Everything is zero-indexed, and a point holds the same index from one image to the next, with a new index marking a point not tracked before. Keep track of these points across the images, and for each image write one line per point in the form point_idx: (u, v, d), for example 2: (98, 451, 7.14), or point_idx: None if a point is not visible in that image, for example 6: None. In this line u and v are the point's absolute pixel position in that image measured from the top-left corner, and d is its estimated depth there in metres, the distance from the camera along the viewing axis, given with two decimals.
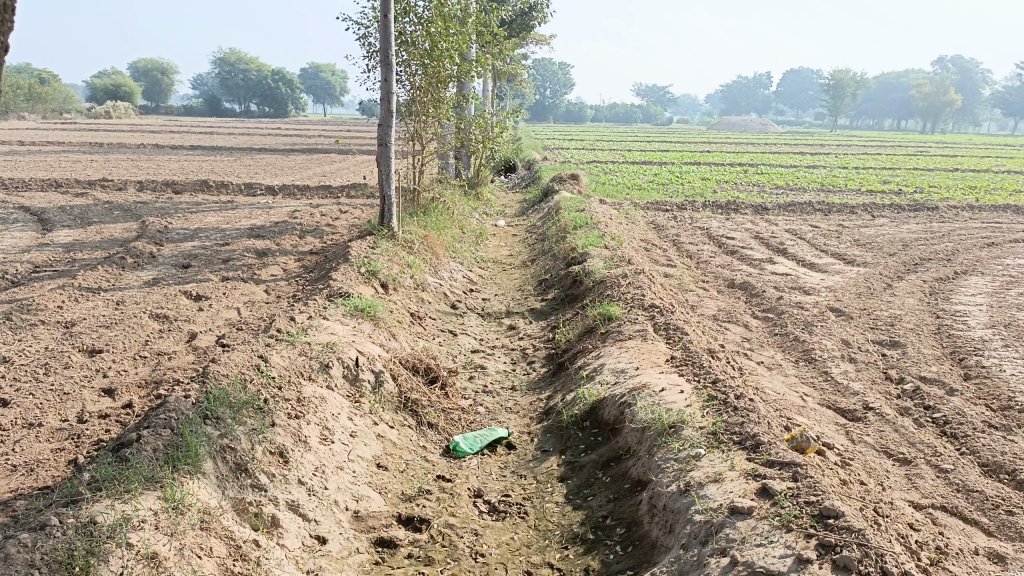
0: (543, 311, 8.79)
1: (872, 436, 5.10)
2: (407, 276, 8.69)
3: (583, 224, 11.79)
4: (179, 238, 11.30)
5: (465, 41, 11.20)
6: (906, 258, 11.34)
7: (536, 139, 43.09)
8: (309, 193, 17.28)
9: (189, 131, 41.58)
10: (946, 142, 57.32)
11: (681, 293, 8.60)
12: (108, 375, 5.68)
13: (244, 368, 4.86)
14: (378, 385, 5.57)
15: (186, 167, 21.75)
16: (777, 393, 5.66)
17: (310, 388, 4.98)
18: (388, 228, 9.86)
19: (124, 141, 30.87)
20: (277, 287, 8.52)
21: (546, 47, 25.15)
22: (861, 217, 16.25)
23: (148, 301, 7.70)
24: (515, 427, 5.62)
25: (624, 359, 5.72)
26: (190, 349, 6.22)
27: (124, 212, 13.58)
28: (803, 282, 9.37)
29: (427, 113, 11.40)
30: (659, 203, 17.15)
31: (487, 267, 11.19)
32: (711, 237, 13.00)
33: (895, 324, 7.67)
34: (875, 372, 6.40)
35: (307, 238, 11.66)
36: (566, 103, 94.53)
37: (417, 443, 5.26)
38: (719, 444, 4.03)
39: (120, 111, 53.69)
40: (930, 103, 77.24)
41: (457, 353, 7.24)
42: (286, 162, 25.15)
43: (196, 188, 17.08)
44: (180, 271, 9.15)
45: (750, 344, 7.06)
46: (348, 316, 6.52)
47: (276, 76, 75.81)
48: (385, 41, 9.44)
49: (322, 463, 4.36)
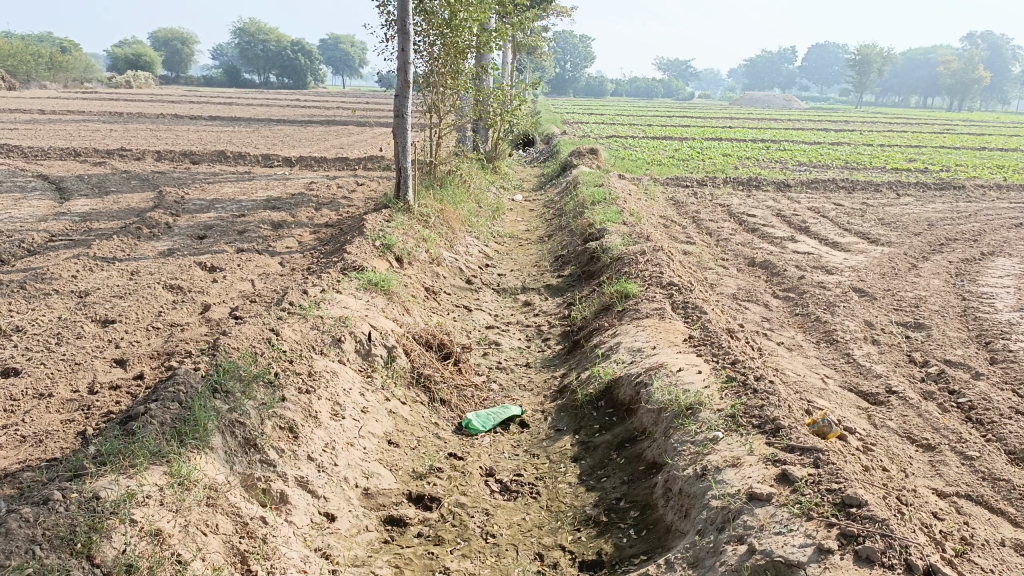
0: (560, 287, 8.68)
1: (895, 421, 4.96)
2: (422, 250, 8.60)
3: (601, 199, 11.62)
4: (195, 209, 11.27)
5: (484, 12, 11.01)
6: (932, 238, 11.09)
7: (555, 113, 42.68)
8: (326, 165, 17.18)
9: (208, 101, 41.57)
10: (972, 121, 56.36)
11: (701, 272, 8.45)
12: (120, 345, 5.65)
13: (254, 341, 4.80)
14: (390, 361, 5.51)
15: (204, 138, 21.71)
16: (797, 375, 5.53)
17: (322, 362, 4.93)
18: (405, 201, 9.74)
19: (144, 111, 30.92)
20: (291, 259, 8.46)
21: (566, 19, 24.83)
22: (886, 195, 15.93)
23: (162, 272, 7.67)
24: (528, 405, 5.54)
25: (640, 338, 5.61)
26: (203, 320, 6.18)
27: (142, 182, 13.56)
28: (825, 261, 9.18)
29: (445, 85, 11.23)
30: (679, 179, 16.92)
31: (504, 242, 11.07)
32: (731, 214, 12.80)
33: (919, 306, 7.50)
34: (899, 355, 6.25)
35: (324, 210, 11.59)
36: (586, 77, 93.54)
37: (429, 420, 5.19)
38: (738, 428, 3.92)
39: (139, 80, 53.73)
40: (958, 81, 75.61)
41: (471, 329, 7.15)
42: (304, 133, 25.07)
43: (214, 158, 17.05)
44: (194, 241, 9.11)
45: (769, 324, 6.91)
46: (362, 290, 6.45)
47: (294, 47, 75.49)
48: (403, 10, 9.26)
49: (332, 439, 4.30)
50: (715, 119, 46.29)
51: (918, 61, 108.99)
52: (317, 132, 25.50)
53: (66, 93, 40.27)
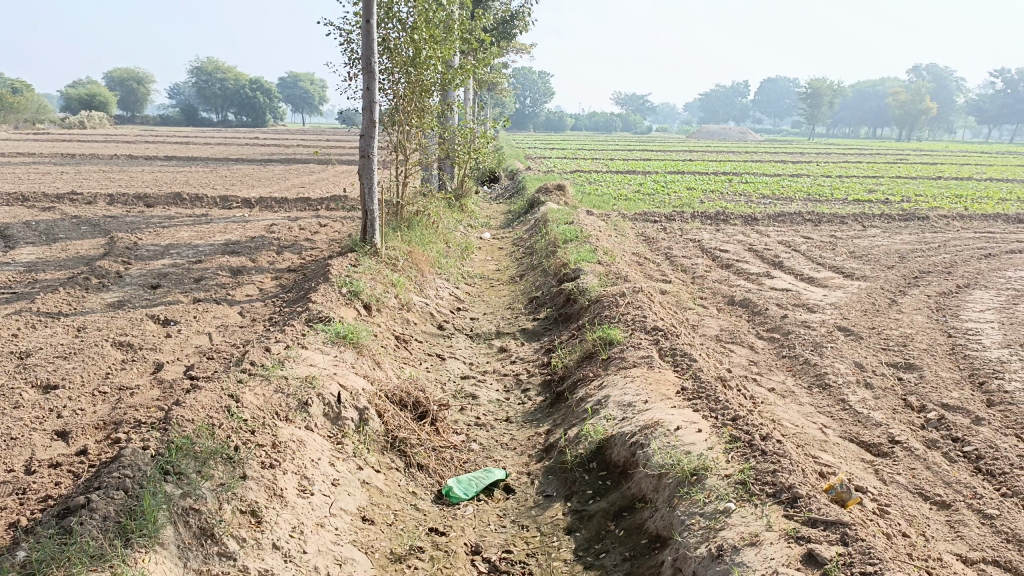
0: (536, 331, 8.33)
1: (904, 475, 4.68)
2: (391, 296, 8.20)
3: (573, 237, 11.34)
4: (149, 255, 10.74)
5: (449, 49, 10.78)
6: (906, 271, 11.00)
7: (518, 148, 42.77)
8: (287, 206, 16.71)
9: (163, 141, 40.84)
10: (922, 151, 57.79)
11: (681, 313, 8.18)
12: (62, 415, 5.13)
13: (211, 409, 4.35)
14: (362, 424, 5.08)
15: (159, 179, 21.11)
16: (795, 426, 5.23)
17: (287, 430, 4.49)
18: (371, 244, 9.33)
19: (97, 151, 30.15)
20: (252, 309, 8.00)
21: (527, 55, 24.88)
22: (852, 227, 15.96)
23: (112, 327, 7.14)
24: (512, 467, 5.15)
25: (630, 391, 5.26)
26: (155, 383, 5.69)
27: (92, 227, 12.97)
28: (805, 299, 8.98)
29: (411, 123, 10.92)
30: (647, 214, 16.80)
31: (474, 283, 10.71)
32: (704, 250, 12.63)
33: (907, 344, 7.29)
34: (895, 399, 5.99)
35: (285, 254, 11.13)
36: (546, 113, 94.46)
37: (407, 489, 4.76)
38: (750, 498, 3.59)
39: (93, 121, 52.65)
40: (907, 111, 77.81)
41: (446, 381, 6.75)
42: (263, 172, 24.57)
43: (169, 200, 16.48)
44: (148, 291, 8.60)
45: (757, 368, 6.63)
46: (329, 344, 6.02)
47: (253, 85, 74.97)
48: (367, 47, 8.95)
49: (300, 521, 3.86)
50: (675, 153, 46.79)
51: (867, 93, 112.26)
52: (278, 172, 25.00)
53: (16, 135, 39.25)
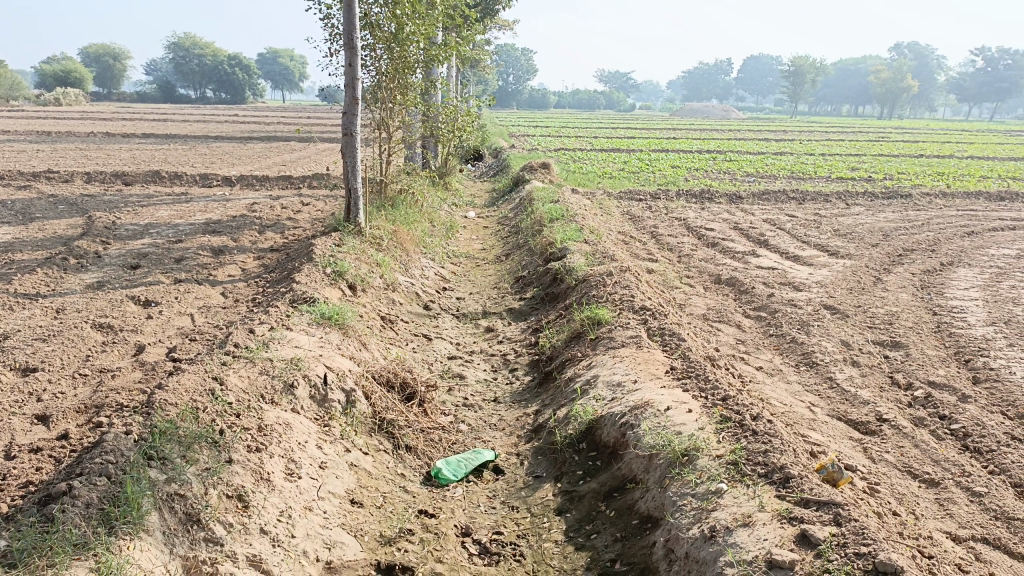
0: (523, 311, 8.28)
1: (892, 454, 4.70)
2: (376, 276, 8.11)
3: (559, 216, 11.27)
4: (128, 235, 10.56)
5: (432, 24, 10.60)
6: (890, 249, 11.05)
7: (501, 126, 42.50)
8: (269, 184, 16.50)
9: (140, 118, 40.19)
10: (903, 129, 57.99)
11: (668, 292, 8.16)
12: (42, 399, 5.03)
13: (195, 393, 4.27)
14: (349, 406, 5.02)
15: (138, 157, 20.77)
16: (785, 404, 5.23)
17: (273, 413, 4.42)
18: (355, 223, 9.21)
19: (73, 129, 29.60)
20: (234, 290, 7.88)
21: (510, 32, 24.64)
22: (836, 205, 16.00)
23: (91, 309, 7.01)
24: (501, 447, 5.12)
25: (619, 371, 5.23)
26: (137, 365, 5.59)
27: (69, 207, 12.73)
28: (791, 277, 8.98)
29: (394, 101, 10.76)
30: (632, 193, 16.76)
31: (460, 263, 10.64)
32: (689, 229, 12.60)
33: (893, 323, 7.31)
34: (881, 378, 6.01)
35: (268, 233, 10.99)
36: (530, 90, 93.87)
37: (395, 471, 4.72)
38: (742, 478, 3.58)
39: (69, 98, 51.73)
40: (888, 89, 78.06)
41: (433, 361, 6.69)
42: (243, 151, 24.25)
43: (148, 179, 16.22)
44: (128, 272, 8.45)
45: (745, 347, 6.62)
46: (314, 325, 5.94)
47: (231, 61, 73.85)
48: (349, 23, 8.78)
49: (288, 505, 3.81)
50: (659, 131, 46.66)
51: (849, 71, 112.45)
52: (258, 150, 24.68)
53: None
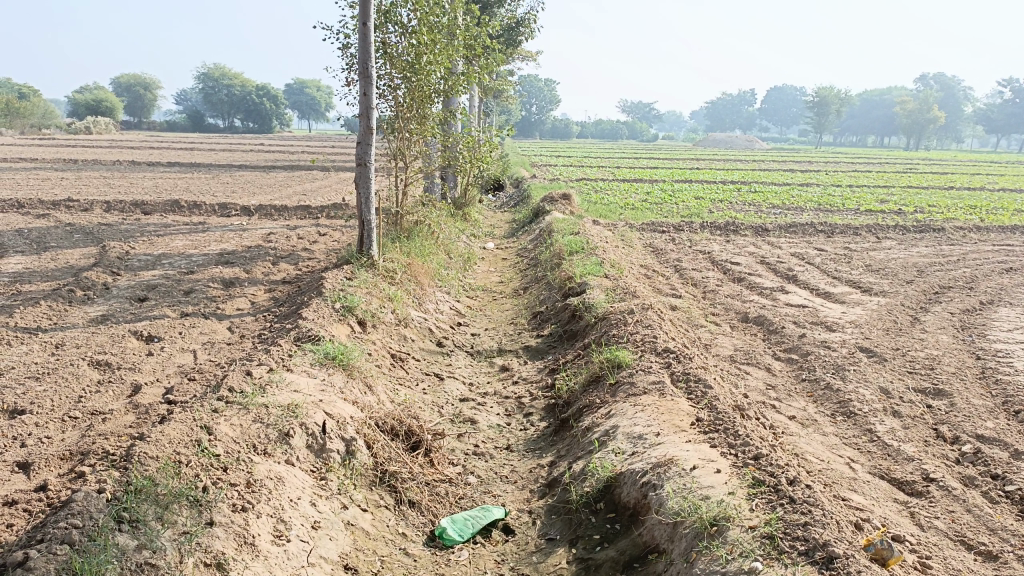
0: (539, 349, 7.93)
1: (942, 520, 4.26)
2: (387, 311, 7.81)
3: (579, 249, 10.94)
4: (140, 265, 10.37)
5: (451, 53, 10.41)
6: (925, 286, 10.58)
7: (524, 156, 42.45)
8: (287, 214, 16.36)
9: (167, 146, 40.68)
10: (931, 159, 57.08)
11: (693, 331, 7.76)
12: (26, 444, 4.74)
13: (179, 445, 3.95)
14: (348, 458, 4.67)
15: (160, 186, 20.83)
16: (820, 462, 4.81)
17: (264, 466, 4.09)
18: (368, 255, 8.94)
19: (100, 157, 29.90)
20: (242, 324, 7.62)
21: (532, 62, 24.62)
22: (866, 239, 15.54)
23: (91, 344, 6.75)
24: (512, 504, 4.74)
25: (640, 421, 4.83)
26: (130, 407, 5.30)
27: (86, 236, 12.62)
28: (823, 316, 8.55)
29: (411, 130, 10.54)
30: (655, 224, 16.41)
31: (477, 296, 10.33)
32: (714, 262, 12.23)
33: (935, 368, 6.86)
34: (925, 431, 5.57)
35: (281, 265, 10.77)
36: (553, 120, 94.24)
37: (396, 530, 4.36)
38: (779, 556, 3.18)
39: (99, 126, 52.64)
40: (914, 120, 77.21)
41: (444, 404, 6.34)
42: (265, 180, 24.30)
43: (167, 208, 16.14)
44: (134, 305, 8.22)
45: (776, 393, 6.21)
46: (317, 366, 5.62)
47: (259, 92, 74.87)
48: (365, 52, 8.58)
49: (273, 574, 3.46)
50: (683, 162, 46.34)
51: (874, 102, 111.60)
52: (280, 179, 24.68)
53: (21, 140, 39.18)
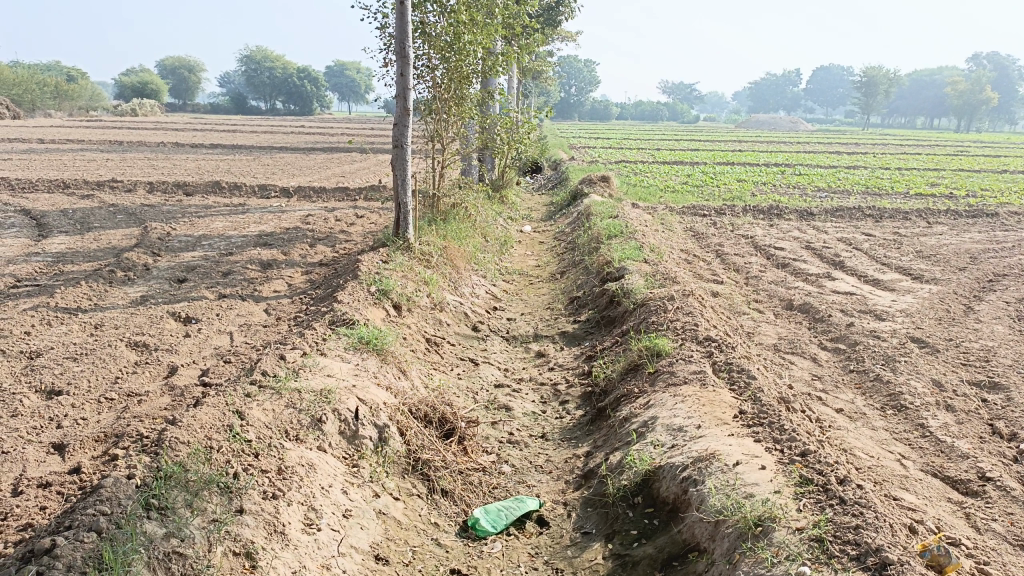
0: (576, 335, 7.78)
1: (1000, 523, 4.03)
2: (423, 295, 7.72)
3: (618, 233, 10.74)
4: (179, 246, 10.44)
5: (490, 33, 10.21)
6: (978, 274, 10.18)
7: (563, 137, 42.22)
8: (325, 196, 16.39)
9: (210, 128, 41.10)
10: (982, 142, 55.31)
11: (735, 318, 7.55)
12: (63, 426, 4.75)
13: (211, 430, 3.91)
14: (381, 445, 4.59)
15: (202, 167, 21.02)
16: (869, 458, 4.62)
17: (295, 452, 4.03)
18: (404, 238, 8.85)
19: (144, 138, 30.28)
20: (277, 307, 7.60)
21: (572, 43, 24.28)
22: (916, 224, 15.05)
23: (130, 325, 6.79)
24: (547, 495, 4.63)
25: (680, 413, 4.67)
26: (166, 389, 5.29)
27: (128, 217, 12.75)
28: (872, 304, 8.26)
29: (449, 112, 10.40)
30: (696, 208, 16.09)
31: (513, 280, 10.21)
32: (757, 247, 11.93)
33: (991, 360, 6.56)
34: (980, 426, 5.31)
35: (318, 247, 10.76)
36: (592, 102, 93.29)
37: (428, 519, 4.28)
38: (828, 561, 3.02)
39: (144, 108, 53.46)
40: (966, 101, 74.79)
41: (478, 390, 6.24)
42: (305, 161, 24.41)
43: (208, 189, 16.27)
44: (173, 286, 8.25)
45: (822, 385, 6.00)
46: (351, 350, 5.55)
47: (300, 74, 75.29)
48: (402, 32, 8.45)
49: (302, 564, 3.40)
50: (725, 144, 45.49)
51: (924, 82, 108.35)
52: (319, 160, 24.80)
53: (69, 121, 39.95)
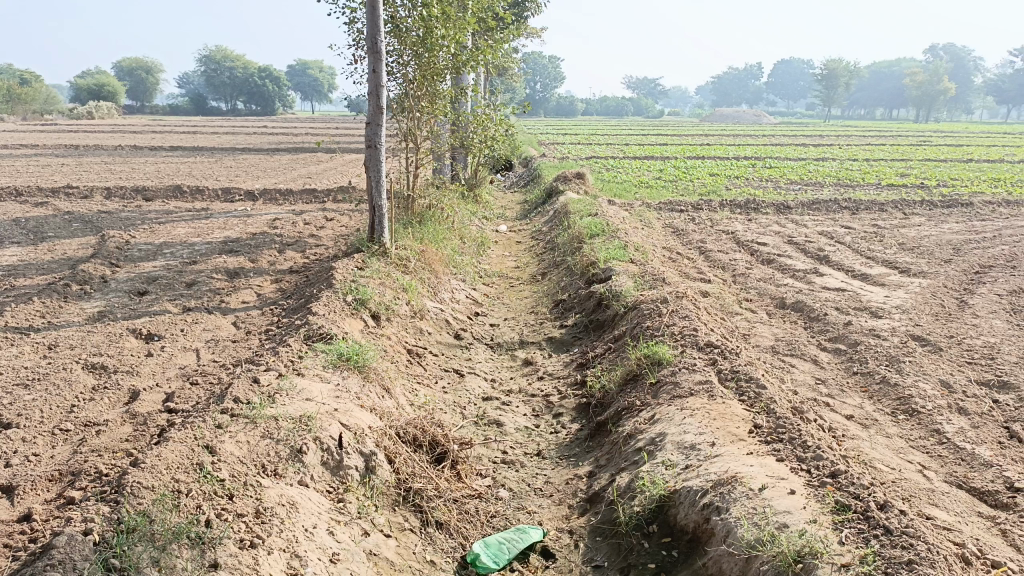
0: (564, 341, 7.43)
1: None
2: (402, 303, 7.30)
3: (600, 231, 10.42)
4: (140, 256, 9.88)
5: (463, 27, 9.82)
6: (965, 266, 10.03)
7: (531, 135, 41.80)
8: (292, 198, 15.85)
9: (169, 130, 40.02)
10: (942, 131, 56.08)
11: (730, 320, 7.26)
12: (11, 464, 4.27)
13: (178, 471, 3.50)
14: (368, 475, 4.20)
15: (162, 171, 20.31)
16: (892, 471, 4.33)
17: (275, 490, 3.63)
18: (380, 243, 8.42)
19: (102, 142, 29.30)
20: (247, 319, 7.13)
21: (538, 39, 23.99)
22: (893, 215, 14.96)
23: (86, 345, 6.28)
24: (550, 524, 4.27)
25: (691, 428, 4.34)
26: (128, 417, 4.83)
27: (84, 225, 12.11)
28: (866, 300, 8.03)
29: (421, 110, 9.97)
30: (672, 203, 15.85)
31: (493, 283, 9.83)
32: (740, 243, 11.68)
33: (996, 357, 6.34)
34: (997, 430, 5.05)
35: (288, 252, 10.26)
36: (558, 98, 93.14)
37: (424, 556, 3.90)
38: None
39: (101, 110, 51.96)
40: (923, 92, 76.14)
41: (466, 404, 5.86)
42: (269, 163, 23.75)
43: (169, 194, 15.62)
44: (133, 300, 7.73)
45: (827, 389, 5.72)
46: (330, 368, 5.14)
47: (260, 73, 73.97)
48: (373, 27, 8.00)
49: None
50: (693, 138, 45.46)
51: (883, 74, 109.95)
52: (285, 162, 24.16)
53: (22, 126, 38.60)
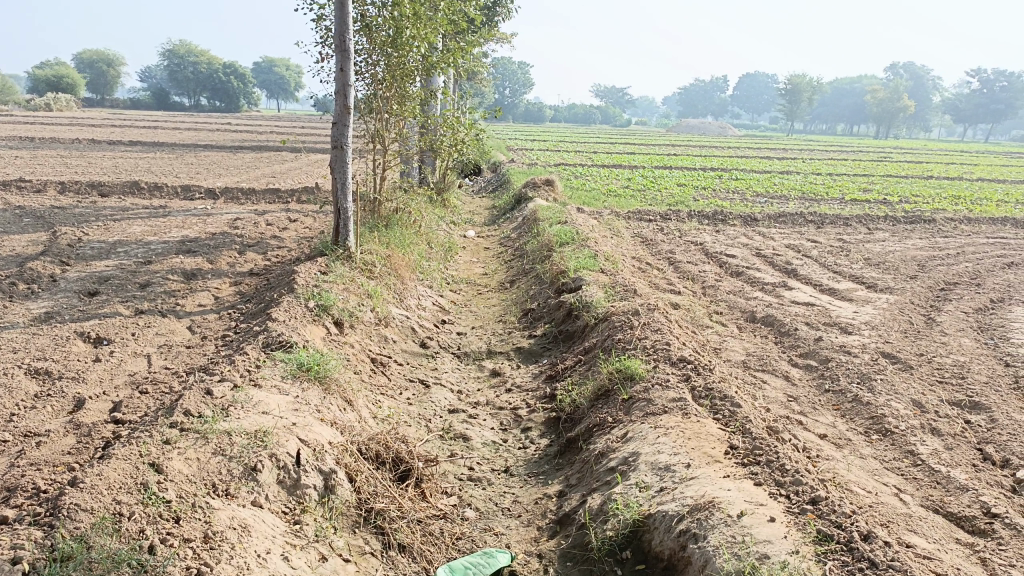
0: (533, 351, 7.25)
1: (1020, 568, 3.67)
2: (366, 309, 7.06)
3: (570, 239, 10.28)
4: (92, 254, 9.47)
5: (435, 28, 9.60)
6: (930, 283, 10.08)
7: (500, 141, 41.59)
8: (255, 198, 15.45)
9: (128, 125, 39.06)
10: (899, 147, 57.11)
11: (701, 333, 7.15)
12: None
13: (120, 492, 3.24)
14: (327, 495, 3.97)
15: (120, 166, 19.71)
16: (868, 495, 4.22)
17: (227, 511, 3.39)
18: (345, 247, 8.14)
19: (57, 135, 28.40)
20: (204, 324, 6.84)
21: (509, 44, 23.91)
22: (858, 230, 15.08)
23: (30, 349, 5.93)
24: (519, 548, 4.08)
25: (665, 448, 4.19)
26: (71, 428, 4.52)
27: (34, 220, 11.62)
28: (836, 316, 7.99)
29: (390, 111, 9.74)
30: (641, 212, 15.80)
31: (461, 290, 9.63)
32: (709, 254, 11.64)
33: (965, 377, 6.31)
34: (970, 452, 5.00)
35: (248, 254, 9.94)
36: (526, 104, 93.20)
37: None
38: None
39: (60, 102, 50.66)
40: (882, 108, 77.96)
41: (432, 416, 5.65)
42: (232, 161, 23.21)
43: (125, 190, 15.13)
44: (83, 301, 7.36)
45: (800, 407, 5.62)
46: (289, 379, 4.90)
47: (225, 70, 72.78)
48: (341, 24, 7.73)
49: None
50: (660, 148, 45.63)
51: (846, 90, 112.09)
52: (248, 160, 23.67)
53: None
